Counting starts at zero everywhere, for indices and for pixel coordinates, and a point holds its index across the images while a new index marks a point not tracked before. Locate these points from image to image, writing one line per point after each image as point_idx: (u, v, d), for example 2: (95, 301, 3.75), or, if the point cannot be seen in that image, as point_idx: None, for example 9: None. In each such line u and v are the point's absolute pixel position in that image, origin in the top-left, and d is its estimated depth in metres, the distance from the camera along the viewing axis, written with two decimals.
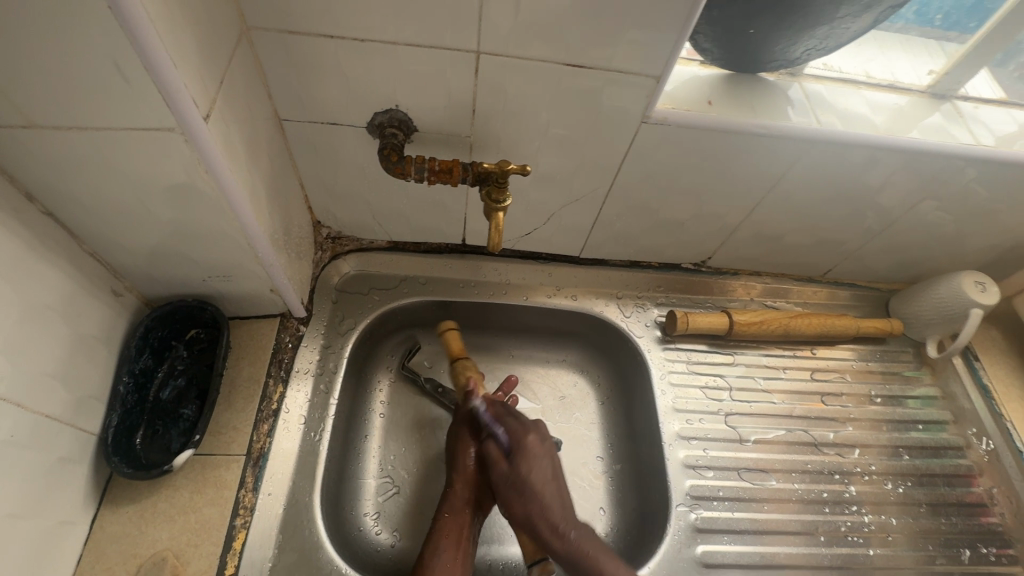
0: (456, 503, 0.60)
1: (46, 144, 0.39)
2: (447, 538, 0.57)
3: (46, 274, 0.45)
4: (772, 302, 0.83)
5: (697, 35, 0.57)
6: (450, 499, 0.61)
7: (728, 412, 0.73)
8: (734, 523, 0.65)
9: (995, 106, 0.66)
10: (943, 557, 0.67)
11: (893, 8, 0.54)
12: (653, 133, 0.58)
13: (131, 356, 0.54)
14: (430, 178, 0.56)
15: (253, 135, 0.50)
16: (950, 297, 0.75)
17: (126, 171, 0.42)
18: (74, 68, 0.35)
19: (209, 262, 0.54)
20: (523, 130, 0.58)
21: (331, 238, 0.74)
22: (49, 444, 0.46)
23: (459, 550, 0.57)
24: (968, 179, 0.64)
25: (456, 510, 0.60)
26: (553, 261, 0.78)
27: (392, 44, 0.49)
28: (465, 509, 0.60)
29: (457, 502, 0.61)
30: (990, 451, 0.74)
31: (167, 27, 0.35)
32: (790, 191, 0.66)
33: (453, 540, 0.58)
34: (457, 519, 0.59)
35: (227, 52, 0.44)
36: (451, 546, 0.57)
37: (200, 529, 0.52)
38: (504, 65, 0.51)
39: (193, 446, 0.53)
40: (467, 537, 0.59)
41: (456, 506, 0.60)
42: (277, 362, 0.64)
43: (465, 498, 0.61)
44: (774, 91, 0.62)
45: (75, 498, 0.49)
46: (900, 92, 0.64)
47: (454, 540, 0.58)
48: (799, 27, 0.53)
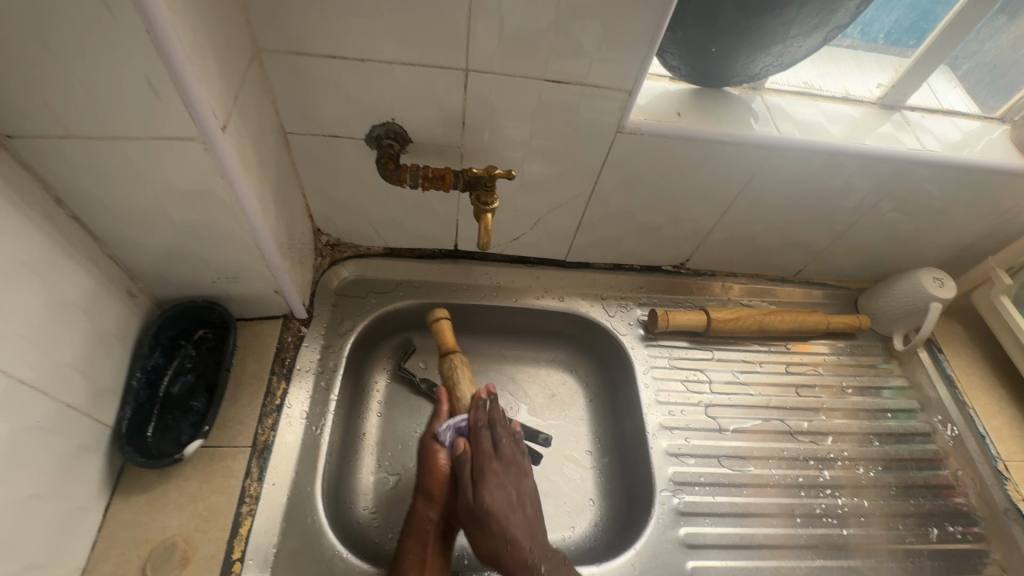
0: (421, 522, 0.60)
1: (77, 154, 0.44)
2: (411, 562, 0.57)
3: (72, 275, 0.49)
4: (748, 301, 0.88)
5: (666, 53, 0.63)
6: (415, 519, 0.61)
7: (709, 403, 0.77)
8: (715, 506, 0.70)
9: (940, 116, 0.72)
10: (913, 535, 0.72)
11: (839, 28, 0.60)
12: (628, 141, 0.63)
13: (144, 352, 0.58)
14: (424, 185, 0.61)
15: (261, 145, 0.54)
16: (912, 292, 0.80)
17: (148, 178, 0.47)
18: (108, 86, 0.39)
19: (218, 264, 0.58)
20: (509, 141, 0.63)
21: (330, 245, 0.78)
22: (67, 433, 0.49)
23: (423, 574, 0.56)
24: (922, 182, 0.70)
25: (420, 532, 0.60)
26: (541, 264, 0.83)
27: (388, 63, 0.54)
28: (430, 526, 0.60)
29: (424, 524, 0.60)
30: (955, 437, 0.79)
31: (193, 47, 0.40)
32: (757, 195, 0.72)
33: (418, 563, 0.57)
34: (421, 541, 0.59)
35: (241, 71, 0.49)
36: (415, 569, 0.57)
37: (208, 516, 0.56)
38: (490, 81, 0.56)
39: (201, 436, 0.57)
40: (434, 559, 0.58)
41: (420, 524, 0.60)
42: (280, 360, 0.67)
43: (432, 517, 0.61)
44: (738, 103, 0.67)
45: (90, 485, 0.53)
46: (853, 104, 0.70)
47: (418, 562, 0.57)
48: (755, 46, 0.59)
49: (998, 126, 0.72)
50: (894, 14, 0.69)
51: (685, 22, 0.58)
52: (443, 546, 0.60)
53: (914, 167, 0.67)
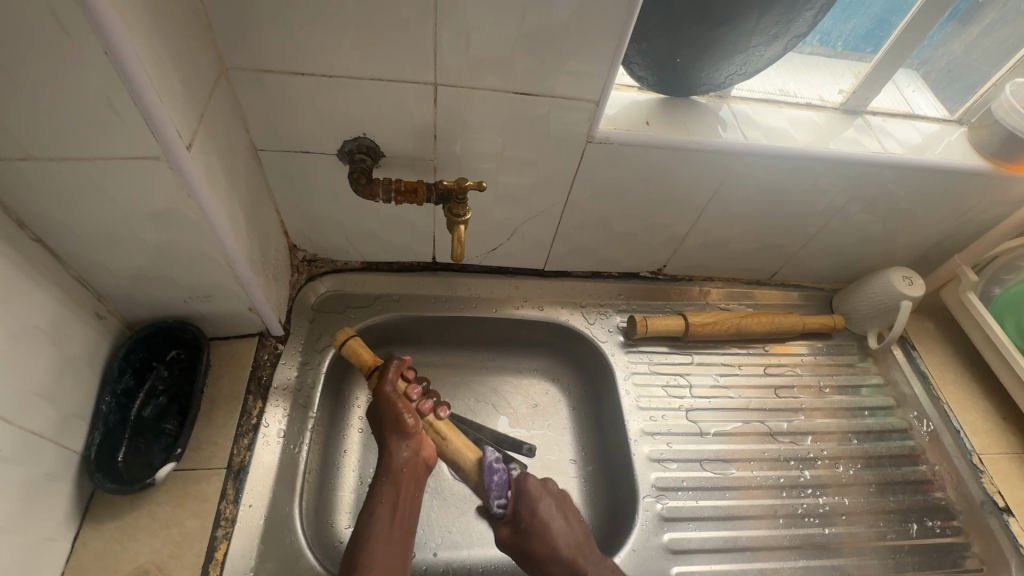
0: (394, 465, 0.60)
1: (39, 176, 0.43)
2: (385, 504, 0.58)
3: (36, 299, 0.48)
4: (726, 305, 0.89)
5: (633, 64, 0.65)
6: (389, 461, 0.60)
7: (689, 408, 0.78)
8: (698, 511, 0.70)
9: (901, 119, 0.74)
10: (893, 532, 0.73)
11: (799, 37, 0.62)
12: (599, 151, 0.64)
13: (114, 375, 0.57)
14: (397, 198, 0.61)
15: (231, 162, 0.54)
16: (883, 291, 0.82)
17: (113, 198, 0.46)
18: (68, 108, 0.39)
19: (189, 283, 0.58)
20: (482, 153, 0.64)
21: (307, 261, 0.77)
22: (32, 461, 0.48)
23: (395, 517, 0.57)
24: (886, 184, 0.72)
25: (393, 474, 0.60)
26: (520, 274, 0.83)
27: (357, 79, 0.54)
28: (404, 468, 0.60)
29: (397, 466, 0.60)
30: (931, 432, 0.80)
31: (154, 67, 0.40)
32: (729, 200, 0.73)
33: (390, 504, 0.58)
34: (395, 483, 0.59)
35: (208, 90, 0.49)
36: (389, 509, 0.58)
37: (182, 542, 0.55)
38: (460, 95, 0.57)
39: (175, 459, 0.56)
40: (408, 498, 0.59)
41: (393, 466, 0.60)
42: (255, 378, 0.66)
43: (404, 458, 0.61)
44: (705, 111, 0.69)
45: (58, 514, 0.51)
46: (817, 110, 0.72)
47: (390, 504, 0.58)
48: (719, 56, 0.61)
49: (957, 127, 0.74)
50: (851, 23, 0.72)
51: (649, 33, 0.60)
52: (417, 487, 0.60)
53: (877, 170, 0.69)
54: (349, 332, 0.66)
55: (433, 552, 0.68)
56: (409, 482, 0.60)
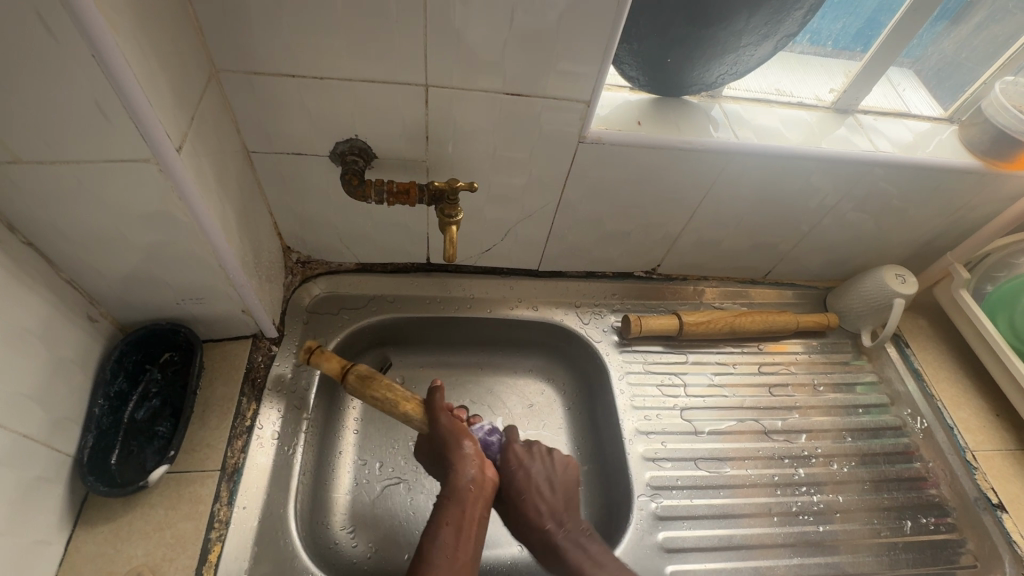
0: (460, 483, 0.57)
1: (28, 178, 0.43)
2: (449, 526, 0.54)
3: (28, 302, 0.48)
4: (721, 304, 0.89)
5: (624, 64, 0.65)
6: (454, 482, 0.57)
7: (684, 407, 0.78)
8: (693, 509, 0.70)
9: (891, 118, 0.74)
10: (887, 529, 0.73)
11: (789, 36, 0.62)
12: (591, 151, 0.64)
13: (107, 378, 0.57)
14: (389, 200, 0.61)
15: (222, 164, 0.54)
16: (876, 289, 0.82)
17: (103, 201, 0.46)
18: (57, 110, 0.39)
19: (182, 285, 0.58)
20: (474, 154, 0.64)
21: (300, 263, 0.78)
22: (24, 464, 0.48)
23: (461, 536, 0.54)
24: (878, 182, 0.72)
25: (459, 493, 0.57)
26: (514, 274, 0.83)
27: (348, 80, 0.55)
28: (468, 491, 0.57)
29: (463, 485, 0.57)
30: (925, 429, 0.80)
31: (142, 70, 0.40)
32: (721, 199, 0.73)
33: (456, 526, 0.55)
34: (460, 504, 0.56)
35: (197, 92, 0.49)
36: (453, 531, 0.54)
37: (175, 544, 0.55)
38: (451, 96, 0.57)
39: (168, 461, 0.56)
40: (474, 517, 0.56)
41: (459, 485, 0.57)
42: (250, 381, 0.66)
43: (471, 477, 0.58)
44: (697, 111, 0.69)
45: (50, 517, 0.51)
46: (808, 109, 0.73)
47: (455, 524, 0.55)
48: (709, 57, 0.61)
49: (947, 126, 0.75)
50: (840, 22, 0.72)
51: (639, 34, 0.60)
52: (483, 506, 0.58)
53: (869, 169, 0.69)
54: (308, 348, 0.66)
55: None
56: (475, 503, 0.57)
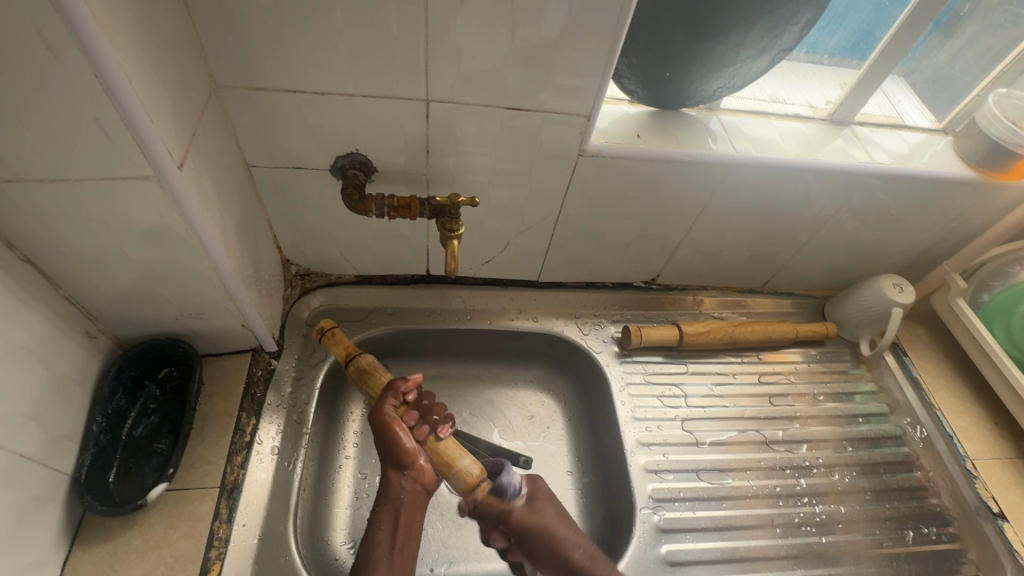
0: (393, 491, 0.60)
1: (28, 196, 0.43)
2: (383, 530, 0.59)
3: (27, 319, 0.48)
4: (720, 314, 0.89)
5: (623, 78, 0.66)
6: (386, 488, 0.60)
7: (685, 418, 0.78)
8: (695, 521, 0.70)
9: (887, 129, 0.75)
10: (890, 539, 0.73)
11: (786, 50, 0.63)
12: (591, 163, 0.64)
13: (105, 396, 0.57)
14: (390, 213, 0.61)
15: (222, 179, 0.54)
16: (873, 298, 0.83)
17: (104, 218, 0.46)
18: (57, 128, 0.39)
19: (182, 300, 0.57)
20: (474, 167, 0.64)
21: (300, 275, 0.77)
22: (21, 485, 0.47)
23: (395, 541, 0.58)
24: (876, 193, 0.72)
25: (393, 500, 0.60)
26: (514, 285, 0.83)
27: (350, 95, 0.55)
28: (402, 495, 0.60)
29: (396, 492, 0.60)
30: (925, 438, 0.81)
31: (144, 88, 0.40)
32: (720, 211, 0.74)
33: (391, 530, 0.59)
34: (393, 510, 0.59)
35: (199, 108, 0.49)
36: (389, 534, 0.58)
37: (174, 563, 0.54)
38: (453, 110, 0.57)
39: (166, 480, 0.55)
40: (407, 523, 0.59)
41: (393, 493, 0.60)
42: (249, 396, 0.66)
43: (402, 485, 0.60)
44: (695, 123, 0.69)
45: (47, 539, 0.51)
46: (804, 121, 0.73)
47: (389, 528, 0.59)
48: (707, 70, 0.62)
49: (942, 137, 0.75)
50: (835, 37, 0.73)
51: (638, 48, 0.60)
52: (417, 512, 0.60)
53: (866, 179, 0.70)
54: (331, 323, 0.67)
55: (430, 568, 0.68)
56: (410, 508, 0.60)
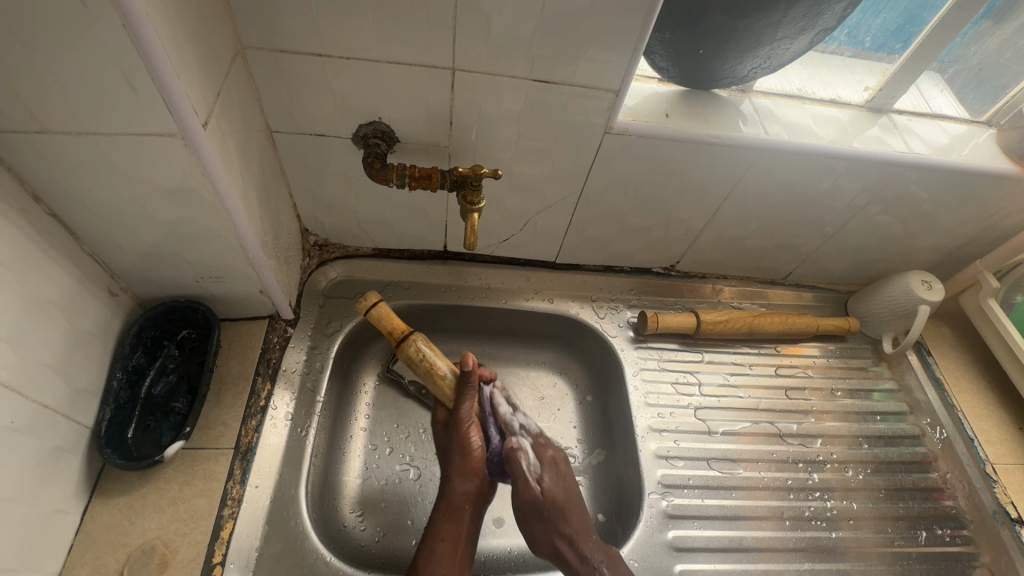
0: (456, 501, 0.61)
1: (55, 148, 0.43)
2: (446, 541, 0.58)
3: (51, 273, 0.49)
4: (738, 304, 0.88)
5: (653, 54, 0.64)
6: (450, 496, 0.61)
7: (698, 406, 0.77)
8: (704, 509, 0.70)
9: (926, 119, 0.72)
10: (901, 539, 0.72)
11: (827, 29, 0.60)
12: (616, 141, 0.63)
13: (125, 352, 0.57)
14: (411, 184, 0.60)
15: (244, 140, 0.54)
16: (900, 295, 0.80)
17: (129, 173, 0.46)
18: (85, 80, 0.39)
19: (202, 263, 0.58)
20: (497, 142, 0.63)
21: (318, 246, 0.77)
22: (44, 435, 0.49)
23: (457, 552, 0.58)
24: (910, 184, 0.70)
25: (455, 509, 0.60)
26: (530, 265, 0.83)
27: (375, 61, 0.54)
28: (465, 505, 0.61)
29: (458, 503, 0.61)
30: (944, 439, 0.79)
31: (172, 43, 0.39)
32: (746, 197, 0.72)
33: (451, 541, 0.58)
34: (456, 519, 0.60)
35: (224, 68, 0.49)
36: (448, 546, 0.58)
37: (189, 519, 0.55)
38: (478, 81, 0.56)
39: (183, 437, 0.57)
40: (466, 534, 0.60)
41: (456, 502, 0.61)
42: (265, 361, 0.67)
43: (466, 495, 0.61)
44: (725, 105, 0.67)
45: (67, 488, 0.52)
46: (841, 107, 0.71)
47: (451, 540, 0.58)
48: (743, 48, 0.59)
49: (986, 129, 0.73)
50: (880, 17, 0.69)
51: (672, 23, 0.58)
52: (474, 523, 0.61)
53: (902, 170, 0.67)
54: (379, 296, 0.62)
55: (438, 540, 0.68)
56: (470, 520, 0.60)
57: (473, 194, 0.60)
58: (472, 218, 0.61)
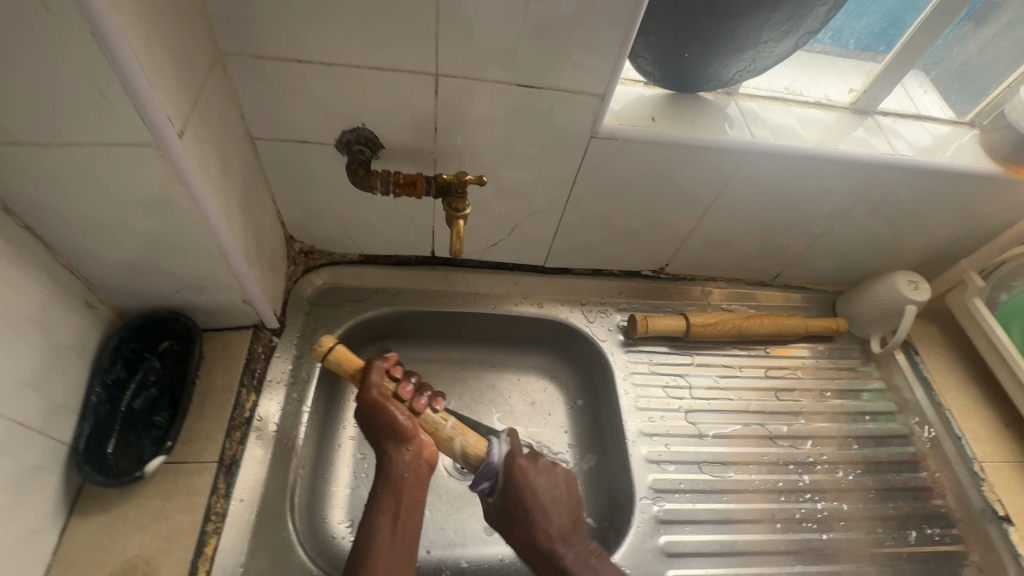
0: (396, 471, 0.59)
1: (24, 158, 0.42)
2: (385, 514, 0.57)
3: (25, 287, 0.48)
4: (728, 306, 0.88)
5: (638, 59, 0.64)
6: (388, 468, 0.59)
7: (688, 409, 0.77)
8: (695, 514, 0.69)
9: (911, 121, 0.72)
10: (892, 539, 0.73)
11: (810, 33, 0.60)
12: (603, 146, 0.62)
13: (104, 366, 0.56)
14: (396, 191, 0.60)
15: (224, 149, 0.53)
16: (887, 295, 0.81)
17: (104, 184, 0.45)
18: (55, 91, 0.38)
19: (183, 273, 0.57)
20: (482, 148, 0.62)
21: (303, 253, 0.76)
22: (19, 453, 0.47)
23: (396, 526, 0.57)
24: (896, 185, 0.70)
25: (396, 480, 0.59)
26: (519, 270, 0.82)
27: (357, 67, 0.53)
28: (406, 475, 0.59)
29: (399, 472, 0.59)
30: (932, 438, 0.79)
31: (145, 52, 0.38)
32: (733, 200, 0.72)
33: (391, 512, 0.58)
34: (395, 488, 0.58)
35: (201, 76, 0.48)
36: (390, 519, 0.57)
37: (171, 536, 0.54)
38: (463, 87, 0.56)
39: (165, 452, 0.56)
40: (409, 502, 0.59)
41: (395, 473, 0.59)
42: (250, 371, 0.65)
43: (406, 463, 0.59)
44: (712, 109, 0.67)
45: (45, 507, 0.51)
46: (826, 109, 0.71)
47: (392, 512, 0.58)
48: (729, 51, 0.59)
49: (969, 130, 0.72)
50: (864, 19, 0.70)
51: (657, 27, 0.58)
52: (420, 490, 0.60)
53: (887, 171, 0.68)
54: (332, 340, 0.60)
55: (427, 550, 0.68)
56: (413, 488, 0.59)
57: (457, 201, 0.60)
58: (455, 223, 0.60)
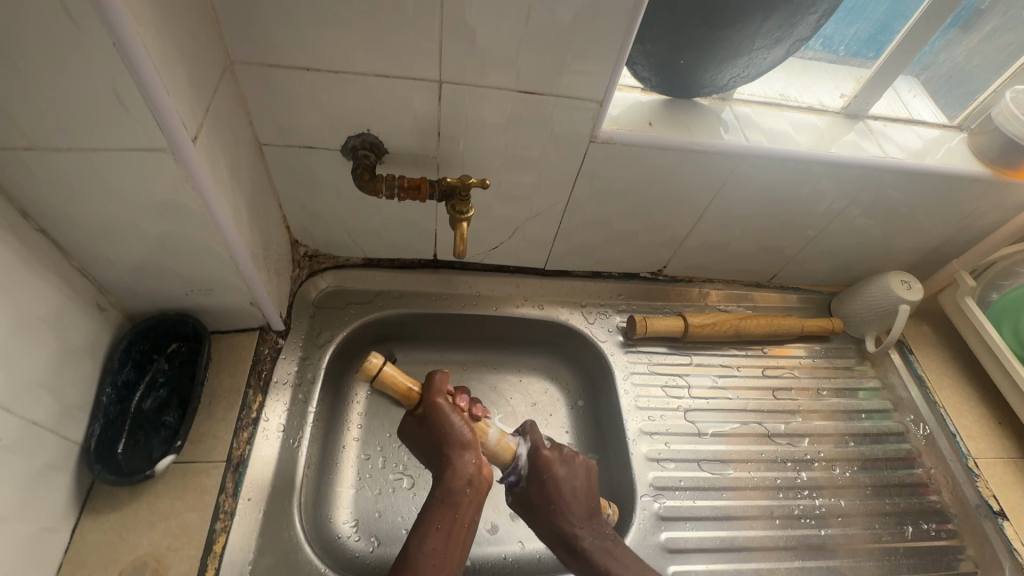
0: (456, 484, 0.56)
1: (42, 163, 0.43)
2: (440, 530, 0.54)
3: (40, 289, 0.49)
4: (725, 307, 0.89)
5: (635, 65, 0.65)
6: (449, 477, 0.56)
7: (688, 408, 0.78)
8: (695, 510, 0.70)
9: (901, 125, 0.74)
10: (889, 534, 0.74)
11: (802, 39, 0.62)
12: (602, 150, 0.64)
13: (115, 367, 0.57)
14: (400, 195, 0.61)
15: (234, 155, 0.54)
16: (881, 295, 0.82)
17: (118, 189, 0.46)
18: (75, 98, 0.39)
19: (192, 276, 0.58)
20: (484, 153, 0.64)
21: (308, 256, 0.78)
22: (34, 452, 0.48)
23: (451, 542, 0.54)
24: (888, 187, 0.72)
25: (454, 495, 0.56)
26: (520, 273, 0.83)
27: (362, 75, 0.55)
28: (466, 489, 0.56)
29: (457, 486, 0.56)
30: (927, 435, 0.81)
31: (161, 60, 0.40)
32: (729, 202, 0.73)
33: (445, 530, 0.55)
34: (455, 504, 0.56)
35: (213, 83, 0.49)
36: (441, 538, 0.54)
37: (180, 534, 0.55)
38: (465, 93, 0.57)
39: (175, 451, 0.57)
40: (464, 521, 0.56)
41: (453, 486, 0.56)
42: (256, 373, 0.67)
43: (467, 476, 0.57)
44: (707, 113, 0.69)
45: (57, 506, 0.52)
46: (818, 114, 0.73)
47: (446, 529, 0.55)
48: (723, 57, 0.61)
49: (957, 134, 0.75)
50: (853, 27, 0.72)
51: (654, 35, 0.60)
52: (474, 509, 0.57)
53: (878, 174, 0.69)
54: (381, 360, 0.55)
55: None
56: (469, 506, 0.56)
57: (460, 203, 0.61)
58: (457, 225, 0.62)
